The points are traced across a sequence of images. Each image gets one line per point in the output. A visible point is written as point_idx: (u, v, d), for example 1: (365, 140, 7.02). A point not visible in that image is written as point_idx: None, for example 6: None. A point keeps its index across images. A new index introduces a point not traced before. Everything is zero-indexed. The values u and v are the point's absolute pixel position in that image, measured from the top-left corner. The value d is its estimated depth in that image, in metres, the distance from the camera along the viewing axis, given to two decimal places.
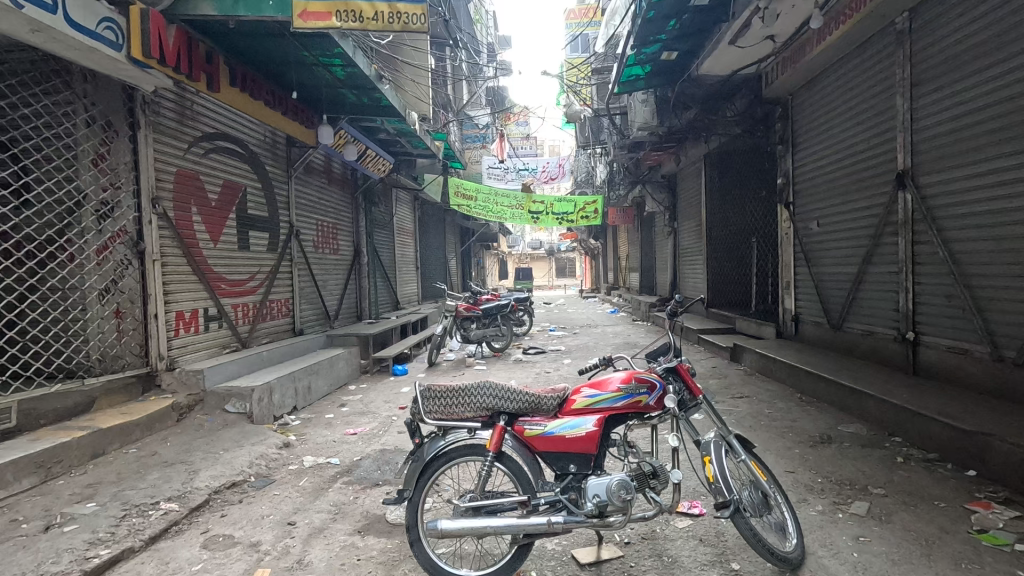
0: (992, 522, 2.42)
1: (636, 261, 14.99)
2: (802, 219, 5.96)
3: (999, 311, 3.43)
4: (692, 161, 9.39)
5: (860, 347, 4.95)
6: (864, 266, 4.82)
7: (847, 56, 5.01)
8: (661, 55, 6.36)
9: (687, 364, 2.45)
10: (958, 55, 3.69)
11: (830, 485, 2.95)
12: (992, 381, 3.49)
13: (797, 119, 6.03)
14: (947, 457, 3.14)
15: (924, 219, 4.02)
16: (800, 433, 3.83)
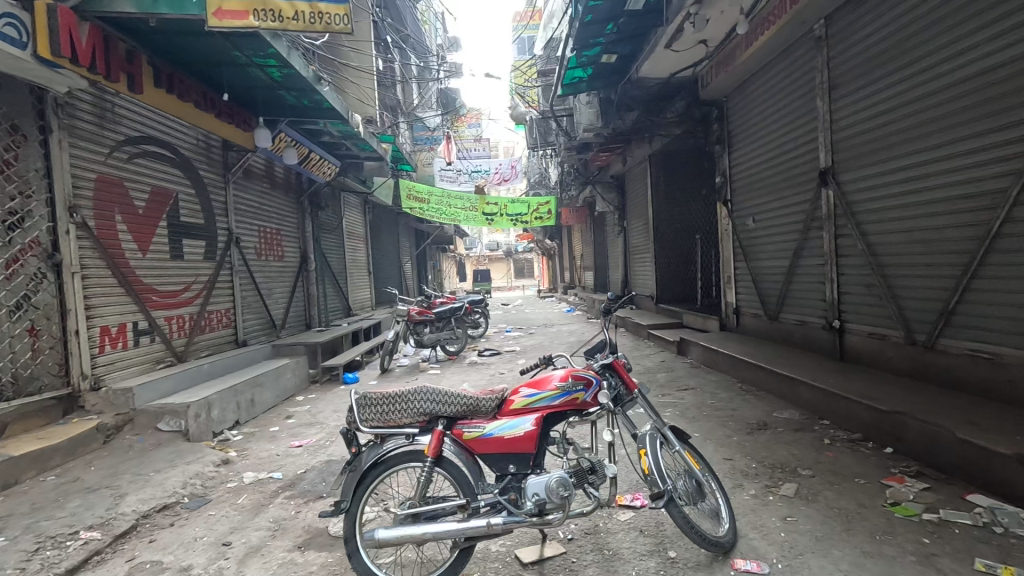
0: (904, 494, 2.60)
1: (590, 260, 15.24)
2: (739, 215, 6.22)
3: (911, 297, 3.70)
4: (637, 162, 9.66)
5: (794, 336, 5.22)
6: (795, 259, 5.08)
7: (773, 60, 5.28)
8: (602, 58, 6.50)
9: (624, 360, 2.51)
10: (869, 60, 3.95)
11: (763, 470, 3.09)
12: (907, 363, 3.75)
13: (733, 120, 6.29)
14: (868, 436, 3.35)
15: (845, 213, 4.28)
16: (738, 421, 4.00)
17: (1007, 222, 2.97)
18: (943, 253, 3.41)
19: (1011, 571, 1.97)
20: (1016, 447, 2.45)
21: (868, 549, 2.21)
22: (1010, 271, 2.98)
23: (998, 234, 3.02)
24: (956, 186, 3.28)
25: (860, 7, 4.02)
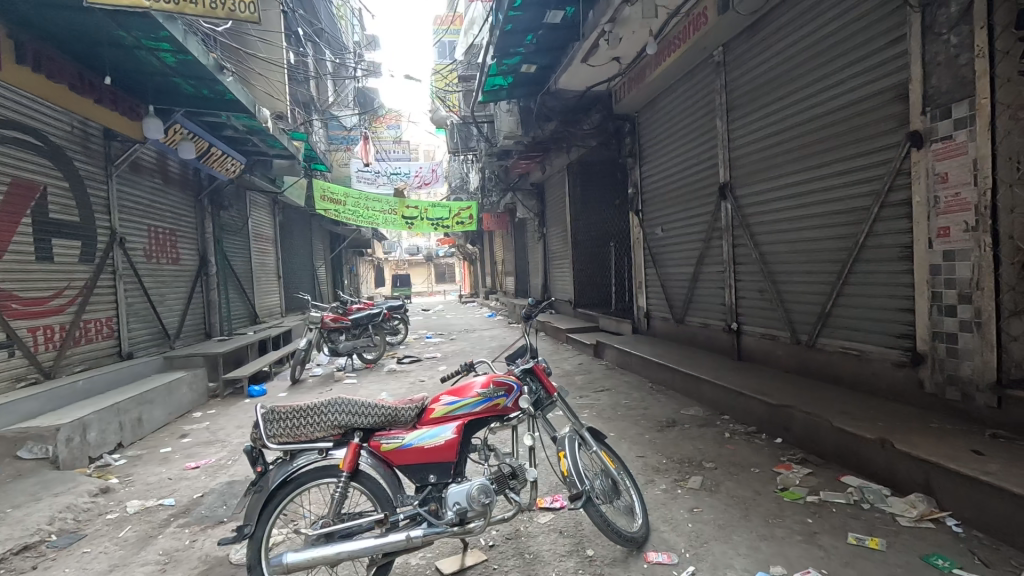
0: (792, 480, 2.87)
1: (510, 265, 15.43)
2: (649, 225, 6.60)
3: (796, 301, 4.12)
4: (556, 170, 9.94)
5: (698, 338, 5.61)
6: (698, 266, 5.47)
7: (679, 81, 5.67)
8: (522, 68, 6.63)
9: (544, 364, 2.55)
10: (760, 87, 4.37)
11: (672, 465, 3.28)
12: (793, 360, 4.17)
13: (643, 135, 6.67)
14: (761, 428, 3.68)
15: (742, 225, 4.69)
16: (650, 419, 4.22)
17: (870, 235, 3.40)
18: (821, 262, 3.83)
19: (876, 542, 2.24)
20: (879, 432, 2.80)
21: (762, 532, 2.42)
22: (873, 278, 3.41)
23: (864, 245, 3.45)
24: (831, 203, 3.71)
25: (751, 39, 4.44)
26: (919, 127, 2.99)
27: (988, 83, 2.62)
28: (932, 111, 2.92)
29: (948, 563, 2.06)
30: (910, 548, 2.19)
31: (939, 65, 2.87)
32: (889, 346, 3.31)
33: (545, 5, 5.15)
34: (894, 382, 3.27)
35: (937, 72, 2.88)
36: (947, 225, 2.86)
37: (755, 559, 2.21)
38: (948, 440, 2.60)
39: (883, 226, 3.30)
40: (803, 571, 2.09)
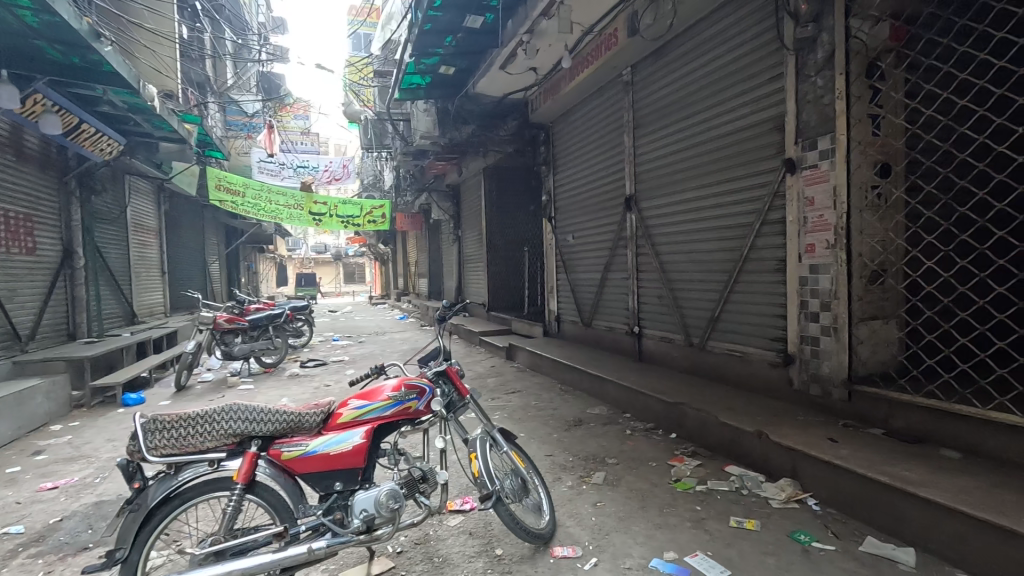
0: (684, 472, 3.12)
1: (424, 266, 15.20)
2: (561, 231, 6.84)
3: (690, 307, 4.49)
4: (472, 173, 9.97)
5: (604, 341, 5.91)
6: (605, 273, 5.77)
7: (590, 96, 5.96)
8: (440, 69, 6.59)
9: (457, 367, 2.55)
10: (663, 108, 4.72)
11: (578, 462, 3.43)
12: (687, 361, 4.54)
13: (557, 144, 6.90)
14: (658, 424, 3.95)
15: (645, 236, 5.02)
16: (558, 419, 4.37)
17: (752, 249, 3.80)
18: (712, 272, 4.21)
19: (752, 523, 2.51)
20: (757, 425, 3.14)
21: (657, 521, 2.60)
22: (753, 287, 3.81)
23: (747, 258, 3.86)
24: (720, 218, 4.09)
25: (656, 63, 4.78)
26: (793, 155, 3.40)
27: (845, 121, 3.04)
28: (803, 142, 3.32)
29: (809, 538, 2.35)
30: (779, 527, 2.47)
31: (808, 102, 3.28)
32: (767, 348, 3.72)
33: (465, 9, 5.17)
34: (770, 380, 3.67)
35: (806, 108, 3.29)
36: (813, 243, 3.27)
37: (651, 546, 2.37)
38: (810, 431, 2.98)
39: (763, 241, 3.71)
40: (692, 555, 2.29)
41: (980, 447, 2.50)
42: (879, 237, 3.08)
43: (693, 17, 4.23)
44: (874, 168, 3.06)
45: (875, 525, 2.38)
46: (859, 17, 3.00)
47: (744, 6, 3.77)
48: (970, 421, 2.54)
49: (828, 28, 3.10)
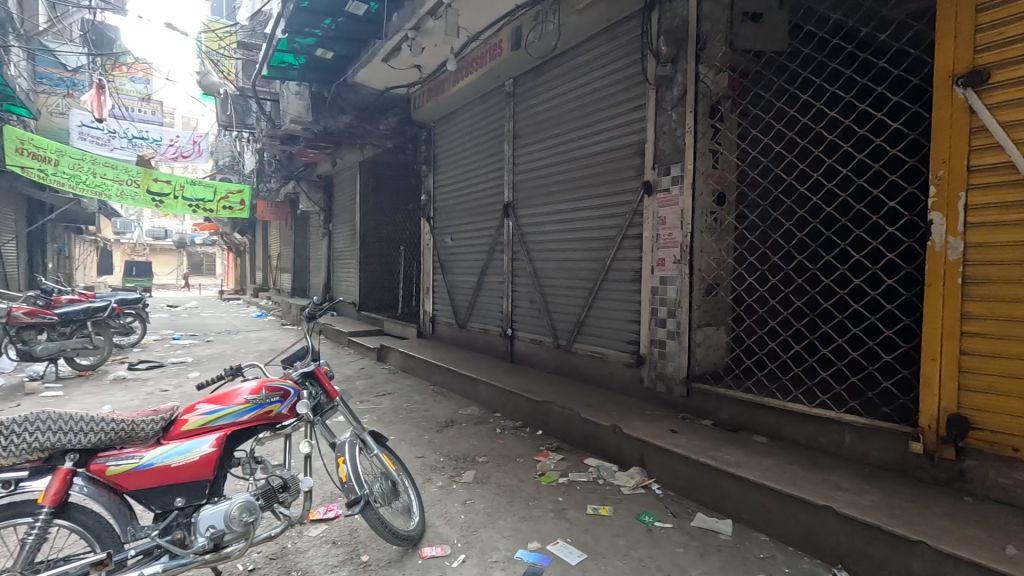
0: (548, 466, 3.32)
1: (287, 261, 14.05)
2: (439, 233, 6.83)
3: (559, 311, 4.78)
4: (347, 166, 9.50)
5: (477, 343, 6.02)
6: (481, 276, 5.89)
7: (473, 101, 6.05)
8: (317, 52, 6.21)
9: (325, 367, 2.42)
10: (541, 123, 4.96)
11: (448, 462, 3.46)
12: (554, 363, 4.82)
13: (438, 145, 6.86)
14: (526, 422, 4.15)
15: (521, 242, 5.23)
16: (430, 420, 4.36)
17: (614, 260, 4.18)
18: (579, 280, 4.54)
19: (606, 509, 2.76)
20: (613, 420, 3.46)
21: (523, 514, 2.73)
22: (614, 295, 4.19)
23: (609, 268, 4.23)
24: (588, 231, 4.43)
25: (537, 79, 5.01)
26: (650, 179, 3.82)
27: (692, 153, 3.50)
28: (659, 167, 3.75)
29: (652, 518, 2.66)
30: (628, 511, 2.75)
31: (664, 133, 3.71)
32: (622, 350, 4.11)
33: None
34: (624, 379, 4.07)
35: (662, 138, 3.72)
36: (664, 257, 3.70)
37: (517, 539, 2.49)
38: (655, 423, 3.36)
39: (623, 254, 4.10)
40: (554, 543, 2.45)
41: (781, 433, 3.04)
42: (714, 255, 3.58)
43: (572, 41, 4.52)
44: (713, 196, 3.56)
45: (703, 503, 2.77)
46: (705, 65, 3.47)
47: (615, 39, 4.15)
48: (774, 411, 3.08)
49: (682, 70, 3.55)
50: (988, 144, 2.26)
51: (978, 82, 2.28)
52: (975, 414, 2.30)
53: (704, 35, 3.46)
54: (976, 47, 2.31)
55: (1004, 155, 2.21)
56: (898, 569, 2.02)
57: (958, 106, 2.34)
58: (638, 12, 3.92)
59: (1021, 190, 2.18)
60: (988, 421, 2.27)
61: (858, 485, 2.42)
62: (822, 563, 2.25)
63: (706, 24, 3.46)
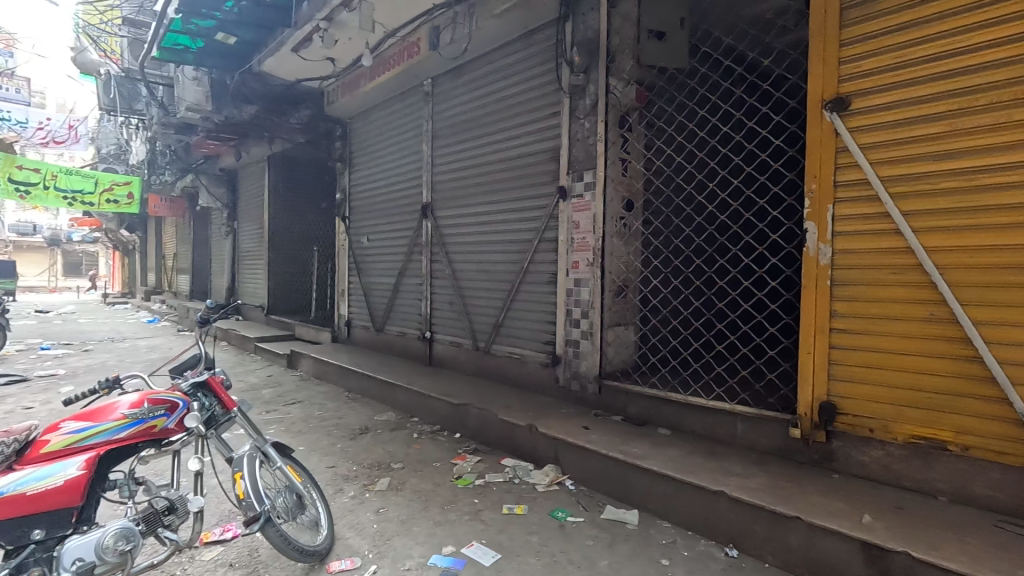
0: (465, 469, 3.30)
1: (185, 261, 12.87)
2: (355, 233, 6.58)
3: (478, 313, 4.78)
4: (255, 160, 8.89)
5: (395, 346, 5.87)
6: (400, 277, 5.75)
7: (391, 98, 5.91)
8: (217, 35, 5.75)
9: (221, 377, 2.25)
10: (460, 124, 4.94)
11: (362, 470, 3.33)
12: (473, 364, 4.82)
13: (354, 142, 6.61)
14: (444, 426, 4.10)
15: (440, 244, 5.17)
16: (343, 428, 4.18)
17: (531, 262, 4.26)
18: (497, 281, 4.57)
19: (521, 508, 2.80)
20: (529, 419, 3.52)
21: (438, 518, 2.70)
22: (531, 297, 4.27)
23: (527, 270, 4.30)
24: (506, 233, 4.47)
25: (456, 80, 4.99)
26: (565, 184, 3.94)
27: (603, 161, 3.67)
28: (572, 174, 3.88)
29: (565, 514, 2.74)
30: (542, 508, 2.81)
31: (577, 140, 3.85)
32: (539, 350, 4.20)
33: None
34: (541, 379, 4.16)
35: (576, 145, 3.85)
36: (578, 260, 3.84)
37: (431, 544, 2.45)
38: (569, 421, 3.46)
39: (540, 256, 4.19)
40: (468, 545, 2.44)
41: (683, 425, 3.26)
42: (623, 258, 3.76)
43: (489, 45, 4.55)
44: (622, 203, 3.74)
45: (612, 495, 2.90)
46: (615, 77, 3.65)
47: (532, 46, 4.24)
48: (677, 404, 3.29)
49: (594, 81, 3.70)
50: (849, 163, 2.57)
51: (841, 108, 2.59)
52: (841, 400, 2.60)
53: (614, 49, 3.64)
54: (840, 76, 2.62)
55: (861, 173, 2.53)
56: (778, 544, 2.24)
57: (826, 128, 2.64)
58: (553, 22, 4.04)
59: (875, 204, 2.50)
60: (851, 407, 2.57)
61: (747, 470, 2.65)
62: (716, 544, 2.44)
63: (615, 38, 3.63)
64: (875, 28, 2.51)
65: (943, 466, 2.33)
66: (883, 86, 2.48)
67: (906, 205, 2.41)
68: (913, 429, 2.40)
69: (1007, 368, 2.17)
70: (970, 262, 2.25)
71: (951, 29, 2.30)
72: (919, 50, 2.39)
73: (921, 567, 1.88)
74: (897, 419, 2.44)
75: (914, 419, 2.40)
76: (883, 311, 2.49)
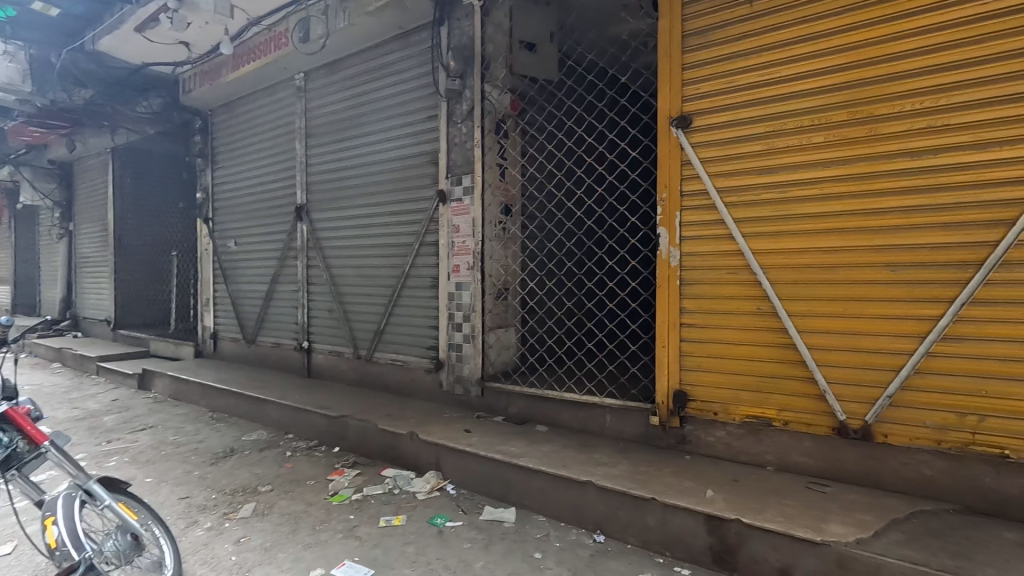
0: (341, 484, 3.15)
1: (4, 269, 10.80)
2: (220, 236, 5.99)
3: (358, 320, 4.59)
4: (95, 152, 7.74)
5: (269, 359, 5.44)
6: (272, 284, 5.34)
7: (258, 91, 5.48)
8: (33, 4, 4.90)
9: (28, 408, 1.92)
10: (335, 123, 4.71)
11: (223, 498, 3.03)
12: (354, 374, 4.62)
13: (217, 136, 6.02)
14: (321, 441, 3.88)
15: (316, 247, 4.88)
16: (203, 453, 3.77)
17: (413, 267, 4.19)
18: (378, 287, 4.43)
19: (399, 518, 2.73)
20: (410, 427, 3.45)
21: (308, 541, 2.54)
22: (412, 302, 4.20)
23: (407, 275, 4.22)
24: (386, 237, 4.35)
25: (330, 76, 4.76)
26: (444, 188, 3.93)
27: (480, 166, 3.71)
28: (451, 178, 3.88)
29: (443, 519, 2.72)
30: (421, 516, 2.76)
31: (455, 144, 3.86)
32: (421, 356, 4.14)
33: None
34: (424, 385, 4.10)
35: (454, 150, 3.86)
36: (458, 264, 3.84)
37: (297, 571, 2.29)
38: (451, 426, 3.45)
39: (421, 260, 4.13)
40: (340, 565, 2.32)
41: (559, 421, 3.40)
42: (502, 262, 3.84)
43: (363, 42, 4.41)
44: (500, 208, 3.81)
45: (492, 496, 2.93)
46: (490, 84, 3.71)
47: (407, 47, 4.18)
48: (553, 401, 3.43)
49: (469, 87, 3.74)
50: (692, 175, 2.87)
51: (685, 125, 2.88)
52: (692, 388, 2.89)
53: (488, 56, 3.70)
54: (683, 97, 2.91)
55: (702, 184, 2.84)
56: (638, 525, 2.42)
57: (673, 142, 2.92)
58: (429, 25, 4.02)
59: (713, 212, 2.81)
60: (699, 393, 2.87)
61: (613, 459, 2.84)
62: (586, 531, 2.57)
63: (489, 46, 3.69)
64: (710, 56, 2.82)
65: (770, 440, 2.68)
66: (718, 108, 2.80)
67: (737, 213, 2.74)
68: (747, 409, 2.73)
69: (814, 353, 2.56)
70: (785, 263, 2.62)
71: (768, 62, 2.66)
72: (744, 78, 2.72)
73: (749, 531, 2.14)
74: (735, 402, 2.77)
75: (748, 400, 2.73)
76: (722, 307, 2.80)
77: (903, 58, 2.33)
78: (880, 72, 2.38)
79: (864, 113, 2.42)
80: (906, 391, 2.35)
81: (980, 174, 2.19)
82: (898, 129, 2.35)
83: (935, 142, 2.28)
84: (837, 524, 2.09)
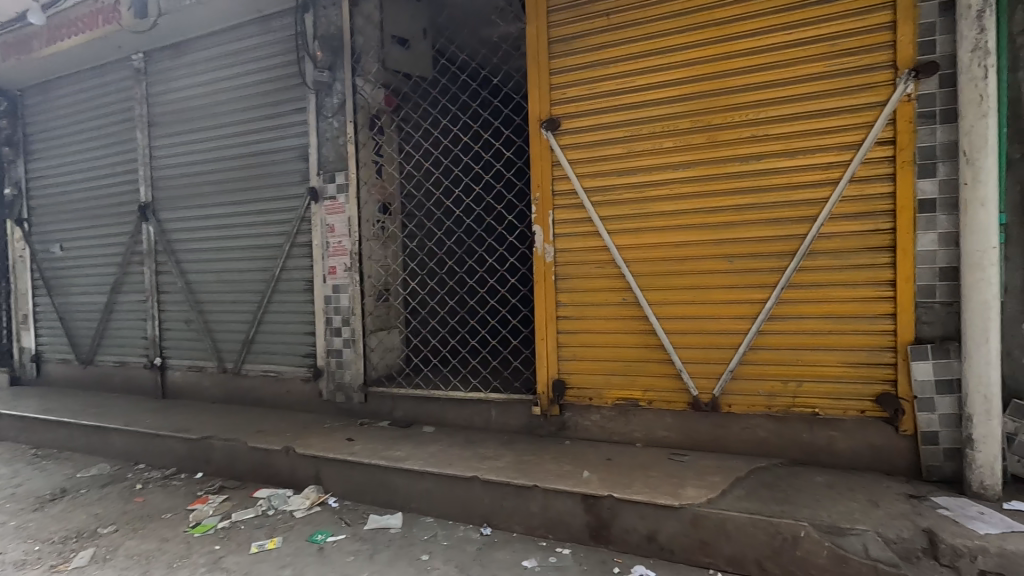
0: (204, 513, 2.83)
1: None
2: (39, 239, 5.06)
3: (221, 330, 4.16)
4: None
5: (111, 380, 4.72)
6: (113, 295, 4.64)
7: (84, 70, 4.71)
8: None
9: None
10: (184, 111, 4.21)
11: (50, 548, 2.58)
12: (219, 390, 4.19)
13: (30, 122, 5.07)
14: (180, 468, 3.46)
15: (166, 251, 4.33)
16: (23, 498, 3.16)
17: (283, 269, 3.89)
18: (243, 292, 4.05)
19: (274, 541, 2.54)
20: (285, 441, 3.21)
21: None
22: (284, 308, 3.91)
23: (278, 279, 3.92)
24: (251, 238, 3.99)
25: (176, 58, 4.24)
26: (315, 185, 3.71)
27: (354, 163, 3.55)
28: (323, 174, 3.67)
29: (324, 535, 2.57)
30: (299, 536, 2.59)
31: (326, 139, 3.65)
32: (297, 365, 3.87)
33: None
34: (301, 395, 3.84)
35: (325, 145, 3.66)
36: (335, 266, 3.64)
37: None
38: (331, 436, 3.28)
39: (292, 263, 3.86)
40: None
41: (445, 419, 3.39)
42: (382, 262, 3.72)
43: (215, 24, 3.99)
44: (378, 206, 3.70)
45: (377, 503, 2.84)
46: (362, 78, 3.57)
47: (268, 33, 3.87)
48: (439, 401, 3.41)
49: (340, 79, 3.56)
50: (562, 175, 3.03)
51: (554, 128, 3.03)
52: (569, 377, 3.05)
53: (358, 49, 3.55)
54: (551, 101, 3.05)
55: (571, 184, 3.01)
56: (522, 513, 2.51)
57: (544, 144, 3.06)
58: (291, 11, 3.75)
59: (582, 211, 3.00)
60: (576, 381, 3.04)
61: (498, 452, 2.91)
62: (473, 526, 2.60)
63: (359, 38, 3.54)
64: (573, 63, 3.00)
65: (638, 419, 2.93)
66: (583, 113, 2.97)
67: (603, 211, 2.95)
68: (618, 392, 2.96)
69: (672, 337, 2.84)
70: (645, 256, 2.87)
71: (625, 72, 2.89)
72: (604, 85, 2.93)
73: (621, 505, 2.32)
74: (608, 387, 2.98)
75: (619, 384, 2.96)
76: (594, 299, 2.99)
77: (732, 76, 2.67)
78: (715, 87, 2.70)
79: (704, 123, 2.73)
80: (744, 365, 2.71)
81: (792, 178, 2.59)
82: (731, 138, 2.68)
83: (759, 150, 2.64)
84: (692, 488, 2.35)
